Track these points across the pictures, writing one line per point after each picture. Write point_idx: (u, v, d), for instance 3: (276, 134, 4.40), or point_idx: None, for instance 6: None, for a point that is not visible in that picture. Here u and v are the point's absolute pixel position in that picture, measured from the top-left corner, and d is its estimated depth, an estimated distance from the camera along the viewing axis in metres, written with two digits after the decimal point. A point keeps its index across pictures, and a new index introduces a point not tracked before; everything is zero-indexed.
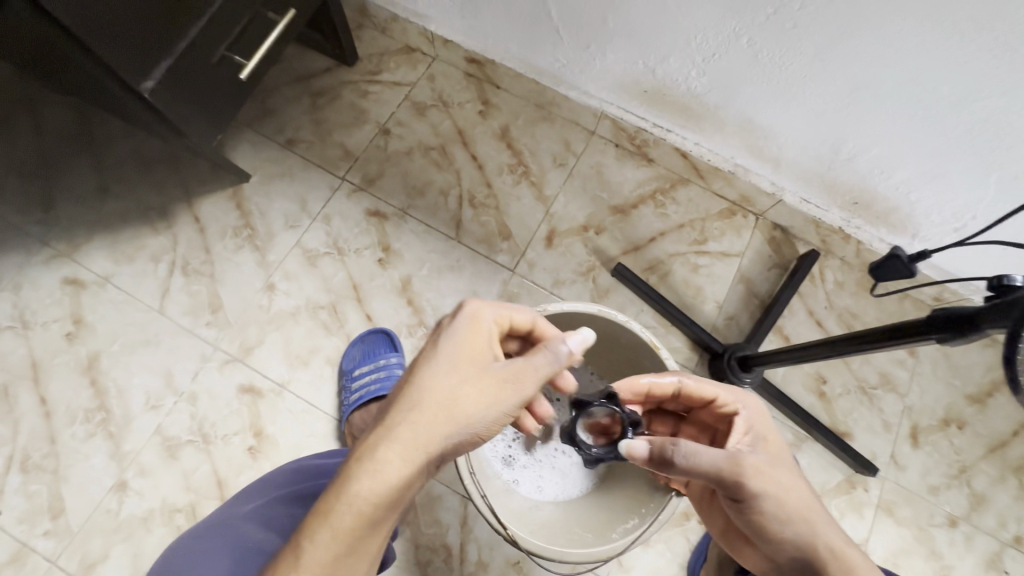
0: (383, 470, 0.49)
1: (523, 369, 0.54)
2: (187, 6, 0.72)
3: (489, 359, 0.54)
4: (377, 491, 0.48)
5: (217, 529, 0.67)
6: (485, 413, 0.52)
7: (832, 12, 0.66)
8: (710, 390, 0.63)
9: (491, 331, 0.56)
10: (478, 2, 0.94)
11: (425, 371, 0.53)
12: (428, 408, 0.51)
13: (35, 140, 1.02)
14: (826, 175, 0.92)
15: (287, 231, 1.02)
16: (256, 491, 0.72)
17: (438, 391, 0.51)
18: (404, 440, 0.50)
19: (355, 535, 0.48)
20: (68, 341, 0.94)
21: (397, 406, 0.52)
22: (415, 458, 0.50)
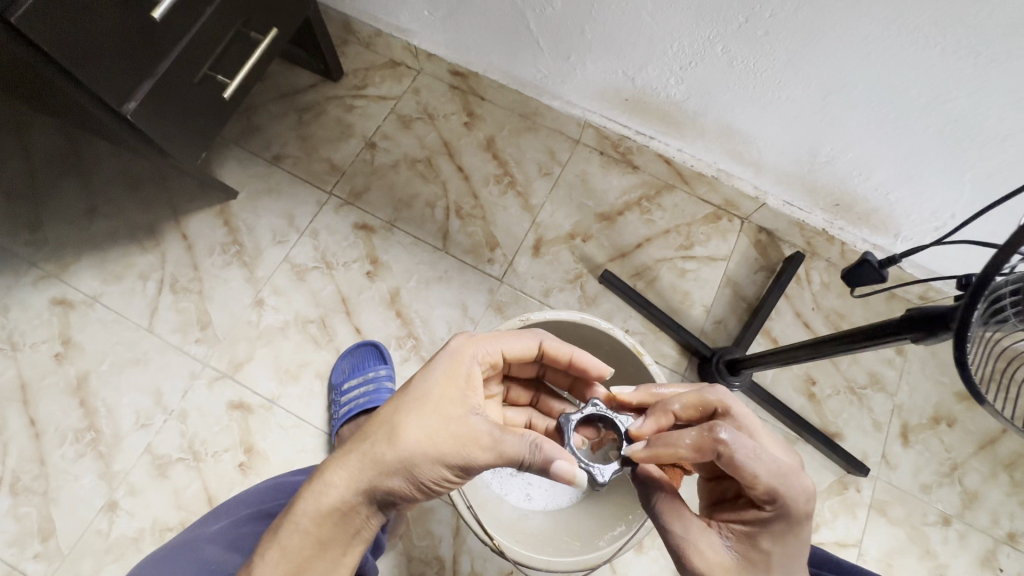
0: (331, 491, 0.51)
1: (487, 438, 0.52)
2: (168, 32, 0.73)
3: (462, 407, 0.54)
4: (323, 510, 0.51)
5: (182, 550, 0.66)
6: (437, 465, 0.52)
7: (798, 20, 0.67)
8: (756, 470, 0.50)
9: (471, 374, 0.56)
10: (458, 16, 0.96)
11: (393, 401, 0.54)
12: (382, 438, 0.52)
13: (22, 162, 1.03)
14: (807, 178, 0.93)
15: (275, 246, 1.02)
16: (224, 511, 0.71)
17: (398, 425, 0.52)
18: (353, 465, 0.52)
19: (301, 554, 0.50)
20: (57, 361, 0.95)
21: (362, 434, 0.54)
22: (362, 487, 0.51)
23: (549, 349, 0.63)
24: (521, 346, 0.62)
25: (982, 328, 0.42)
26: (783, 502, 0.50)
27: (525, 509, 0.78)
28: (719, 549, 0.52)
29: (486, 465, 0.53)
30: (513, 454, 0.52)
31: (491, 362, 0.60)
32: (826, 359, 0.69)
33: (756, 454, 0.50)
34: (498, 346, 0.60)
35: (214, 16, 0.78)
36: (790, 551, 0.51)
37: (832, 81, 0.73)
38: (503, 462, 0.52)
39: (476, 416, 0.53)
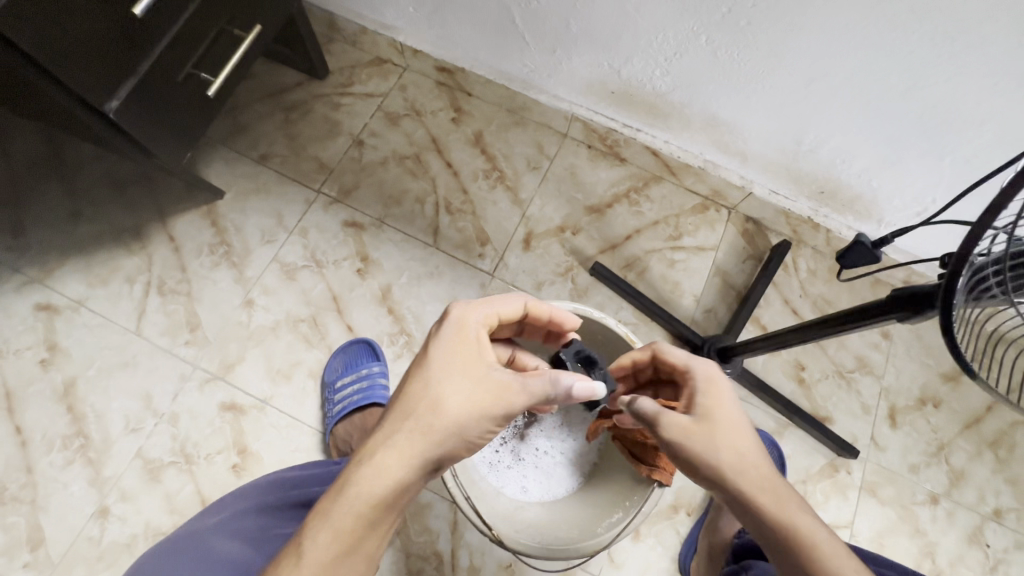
0: (381, 471, 0.50)
1: (517, 384, 0.54)
2: (150, 30, 0.72)
3: (486, 367, 0.55)
4: (376, 491, 0.49)
5: (187, 541, 0.65)
6: (480, 422, 0.53)
7: (780, 11, 0.68)
8: (675, 353, 0.63)
9: (480, 337, 0.57)
10: (444, 12, 0.96)
11: (418, 377, 0.54)
12: (422, 411, 0.52)
13: (2, 166, 1.01)
14: (792, 166, 0.94)
15: (264, 246, 1.01)
16: (224, 504, 0.70)
17: (434, 395, 0.53)
18: (400, 443, 0.51)
19: (355, 535, 0.48)
20: (43, 367, 0.93)
21: (397, 412, 0.53)
22: (412, 458, 0.51)
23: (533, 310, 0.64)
24: (512, 309, 0.62)
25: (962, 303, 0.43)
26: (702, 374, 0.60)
27: (523, 501, 0.79)
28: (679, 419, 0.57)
29: (520, 411, 0.55)
30: (541, 391, 0.54)
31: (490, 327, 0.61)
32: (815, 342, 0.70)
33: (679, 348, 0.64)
34: (496, 309, 0.60)
35: (196, 13, 0.77)
36: (726, 403, 0.58)
37: (815, 69, 0.74)
38: (536, 402, 0.55)
39: (499, 373, 0.55)
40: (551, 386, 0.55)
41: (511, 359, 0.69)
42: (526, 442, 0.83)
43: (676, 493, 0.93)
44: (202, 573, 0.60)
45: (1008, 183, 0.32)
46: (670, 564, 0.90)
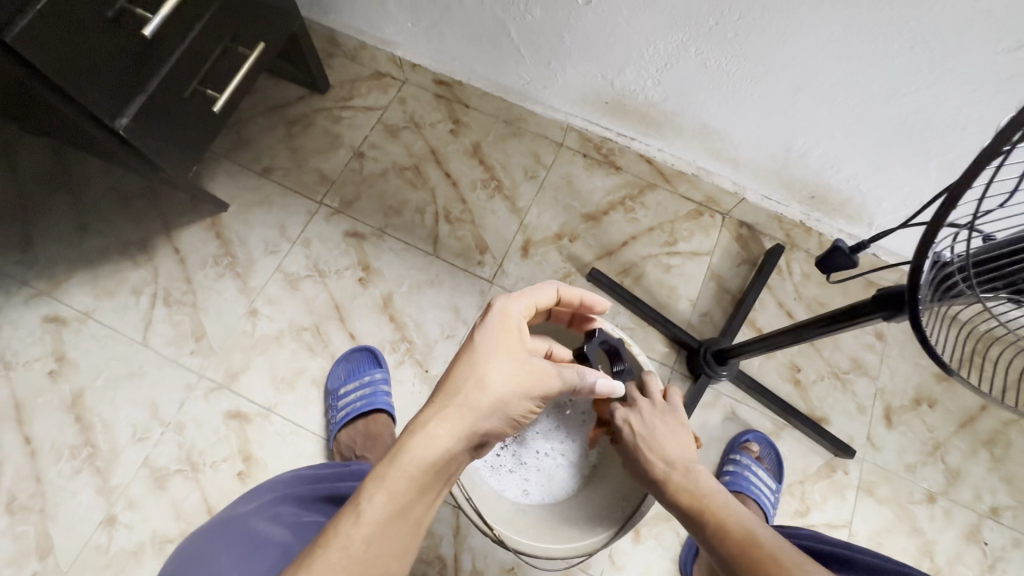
0: (435, 439, 0.51)
1: (552, 368, 0.59)
2: (158, 49, 0.75)
3: (526, 352, 0.58)
4: (430, 457, 0.50)
5: (224, 527, 0.66)
6: (522, 401, 0.57)
7: (766, 23, 0.71)
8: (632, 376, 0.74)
9: (522, 325, 0.60)
10: (442, 28, 0.99)
11: (469, 358, 0.56)
12: (470, 388, 0.55)
13: (11, 182, 1.03)
14: (782, 171, 0.97)
15: (268, 256, 1.04)
16: (257, 493, 0.72)
17: (482, 374, 0.55)
18: (453, 415, 0.53)
19: (408, 500, 0.48)
20: (51, 379, 0.95)
21: (446, 390, 0.55)
22: (464, 432, 0.53)
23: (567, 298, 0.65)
24: (547, 297, 0.64)
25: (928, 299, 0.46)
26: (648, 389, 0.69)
27: (523, 504, 0.80)
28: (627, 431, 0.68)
29: (553, 394, 0.59)
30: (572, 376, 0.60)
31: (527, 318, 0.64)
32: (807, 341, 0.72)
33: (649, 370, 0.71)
34: (534, 299, 0.63)
35: (202, 32, 0.80)
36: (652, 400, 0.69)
37: (802, 77, 0.77)
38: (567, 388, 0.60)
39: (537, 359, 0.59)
40: (579, 376, 0.60)
41: (548, 353, 0.69)
42: (527, 444, 0.84)
43: None
44: (246, 548, 0.60)
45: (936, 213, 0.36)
46: (671, 566, 0.91)
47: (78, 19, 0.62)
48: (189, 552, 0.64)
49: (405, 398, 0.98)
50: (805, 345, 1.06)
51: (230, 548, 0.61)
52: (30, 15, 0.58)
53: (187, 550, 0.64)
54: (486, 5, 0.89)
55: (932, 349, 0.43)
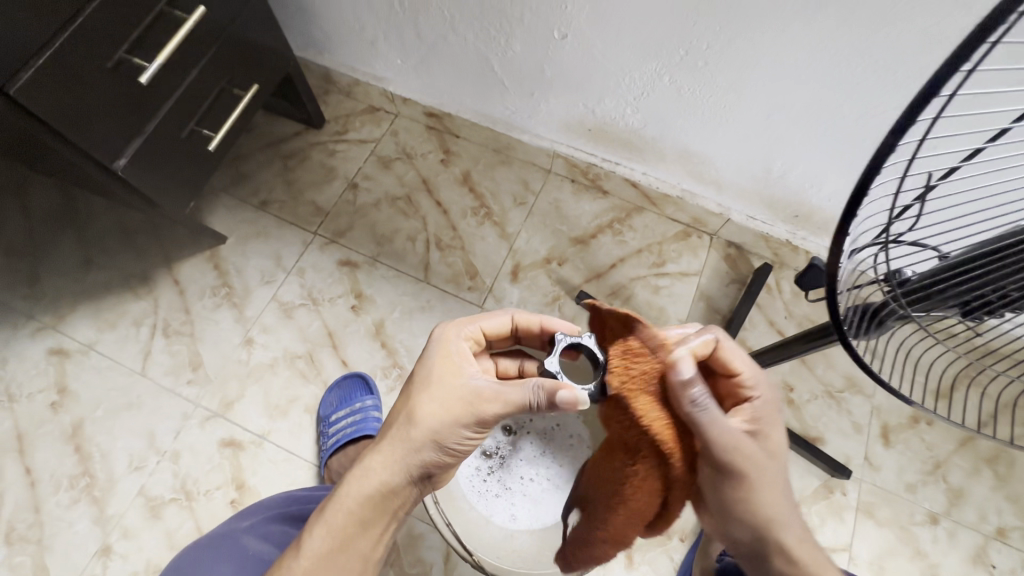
0: (367, 477, 0.56)
1: (490, 392, 0.55)
2: (154, 95, 0.79)
3: (461, 376, 0.56)
4: (362, 494, 0.55)
5: (219, 540, 0.69)
6: (455, 429, 0.55)
7: (733, 51, 0.74)
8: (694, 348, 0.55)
9: (461, 351, 0.58)
10: (429, 64, 1.03)
11: (406, 391, 0.57)
12: (401, 421, 0.56)
13: (22, 220, 1.08)
14: (765, 192, 0.98)
15: (264, 286, 1.07)
16: (253, 508, 0.73)
17: (411, 408, 0.55)
18: (385, 453, 0.56)
19: (344, 533, 0.55)
20: (53, 410, 0.97)
21: (386, 424, 0.58)
22: (395, 466, 0.55)
23: (523, 323, 0.63)
24: (497, 323, 0.63)
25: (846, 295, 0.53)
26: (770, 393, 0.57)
27: (510, 530, 0.79)
28: (755, 445, 0.52)
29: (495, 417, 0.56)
30: (519, 399, 0.54)
31: (479, 344, 0.63)
32: (799, 357, 0.72)
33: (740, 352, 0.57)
34: (479, 326, 0.62)
35: (198, 76, 0.85)
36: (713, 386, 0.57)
37: (773, 102, 0.79)
38: (514, 411, 0.55)
39: (477, 381, 0.56)
40: (532, 396, 0.54)
41: (520, 371, 0.68)
42: (512, 469, 0.82)
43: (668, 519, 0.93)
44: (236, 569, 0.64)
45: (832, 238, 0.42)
46: None
47: (78, 71, 0.67)
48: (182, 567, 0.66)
49: None
50: (797, 364, 1.05)
51: (223, 573, 0.64)
52: (33, 70, 0.62)
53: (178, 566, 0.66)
54: (470, 41, 0.93)
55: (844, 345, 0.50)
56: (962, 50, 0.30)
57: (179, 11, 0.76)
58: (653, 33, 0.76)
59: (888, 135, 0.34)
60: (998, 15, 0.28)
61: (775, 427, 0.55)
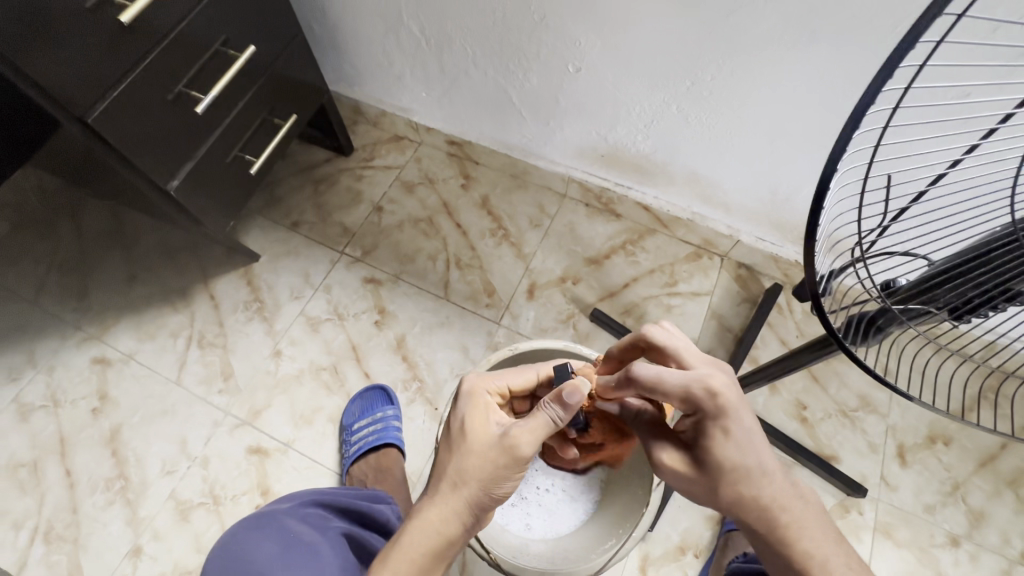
0: (426, 522, 0.56)
1: (517, 428, 0.57)
2: (205, 124, 0.87)
3: (494, 428, 0.58)
4: (424, 540, 0.55)
5: (258, 521, 0.68)
6: (502, 474, 0.56)
7: (735, 82, 0.79)
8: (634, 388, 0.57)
9: (488, 402, 0.61)
10: (452, 95, 1.11)
11: (449, 446, 0.59)
12: (451, 473, 0.57)
13: (75, 239, 1.16)
14: (772, 214, 1.01)
15: (293, 301, 1.13)
16: (285, 498, 0.75)
17: (458, 460, 0.57)
18: (440, 499, 0.57)
19: None
20: (94, 415, 1.03)
21: (434, 478, 0.59)
22: (451, 512, 0.56)
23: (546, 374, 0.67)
24: (522, 379, 0.66)
25: (840, 307, 0.56)
26: (710, 406, 0.53)
27: (526, 539, 0.79)
28: (672, 452, 0.57)
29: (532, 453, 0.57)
30: (540, 423, 0.56)
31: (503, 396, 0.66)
32: (807, 366, 0.73)
33: (673, 372, 0.54)
34: (506, 381, 0.65)
35: (245, 107, 0.93)
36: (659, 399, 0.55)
37: (775, 127, 0.84)
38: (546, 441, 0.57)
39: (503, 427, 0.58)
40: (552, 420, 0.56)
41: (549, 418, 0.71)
42: (529, 479, 0.83)
43: (682, 534, 0.94)
44: (283, 544, 0.63)
45: (809, 252, 0.46)
46: None
47: (144, 100, 0.75)
48: (225, 567, 0.62)
49: (414, 434, 1.03)
50: (809, 383, 1.06)
51: (270, 549, 0.62)
52: (107, 100, 0.71)
53: (219, 568, 0.62)
54: (490, 75, 1.01)
55: (842, 349, 0.53)
56: (884, 76, 0.34)
57: (231, 50, 0.84)
58: (659, 65, 0.82)
59: (835, 157, 0.39)
60: (910, 43, 0.33)
61: (711, 436, 0.54)
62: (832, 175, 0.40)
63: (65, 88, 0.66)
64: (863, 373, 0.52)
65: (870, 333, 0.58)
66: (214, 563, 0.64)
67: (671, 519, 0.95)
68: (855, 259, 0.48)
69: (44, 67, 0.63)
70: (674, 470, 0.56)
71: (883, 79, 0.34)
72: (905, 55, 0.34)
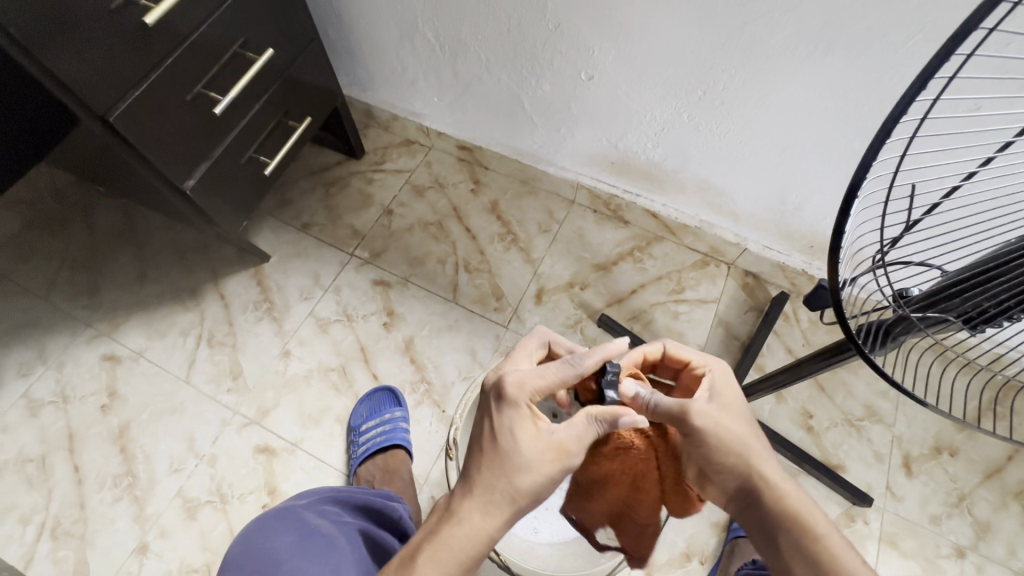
0: (479, 531, 0.54)
1: (574, 443, 0.56)
2: (221, 124, 0.88)
3: (548, 436, 0.56)
4: (475, 546, 0.54)
5: (275, 513, 0.68)
6: (553, 485, 0.56)
7: (748, 91, 0.80)
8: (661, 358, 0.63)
9: (538, 411, 0.56)
10: (464, 100, 1.12)
11: (504, 455, 0.55)
12: (508, 485, 0.54)
13: (87, 236, 1.17)
14: (781, 223, 1.02)
15: (302, 302, 1.13)
16: (300, 495, 0.75)
17: (515, 471, 0.54)
18: (494, 509, 0.54)
19: None
20: (103, 412, 1.03)
21: (483, 483, 0.55)
22: (502, 522, 0.55)
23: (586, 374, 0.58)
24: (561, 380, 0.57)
25: (856, 314, 0.56)
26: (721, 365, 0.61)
27: (532, 543, 0.78)
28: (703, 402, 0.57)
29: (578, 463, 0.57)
30: (595, 436, 0.56)
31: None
32: (815, 375, 0.74)
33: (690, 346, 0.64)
34: (550, 384, 0.57)
35: (261, 108, 0.94)
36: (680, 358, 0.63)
37: (787, 137, 0.84)
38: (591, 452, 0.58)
39: (558, 435, 0.56)
40: (603, 424, 0.55)
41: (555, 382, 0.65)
42: None
43: (688, 541, 0.94)
44: (301, 535, 0.63)
45: (831, 257, 0.46)
46: None
47: (163, 100, 0.76)
48: (243, 554, 0.62)
49: (421, 436, 1.03)
50: (815, 392, 1.07)
51: (288, 541, 0.62)
52: (129, 100, 0.72)
53: (237, 555, 0.62)
54: (503, 81, 1.02)
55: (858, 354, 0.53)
56: (917, 85, 0.35)
57: (250, 52, 0.86)
58: (674, 73, 0.83)
59: (861, 165, 0.39)
60: (947, 53, 0.33)
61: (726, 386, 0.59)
62: (857, 184, 0.40)
63: (89, 87, 0.67)
64: (880, 378, 0.52)
65: (886, 339, 0.58)
66: (230, 553, 0.63)
67: (676, 525, 0.96)
68: (873, 266, 0.48)
69: (70, 65, 0.64)
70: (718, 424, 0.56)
71: (913, 94, 0.35)
72: (940, 68, 0.34)
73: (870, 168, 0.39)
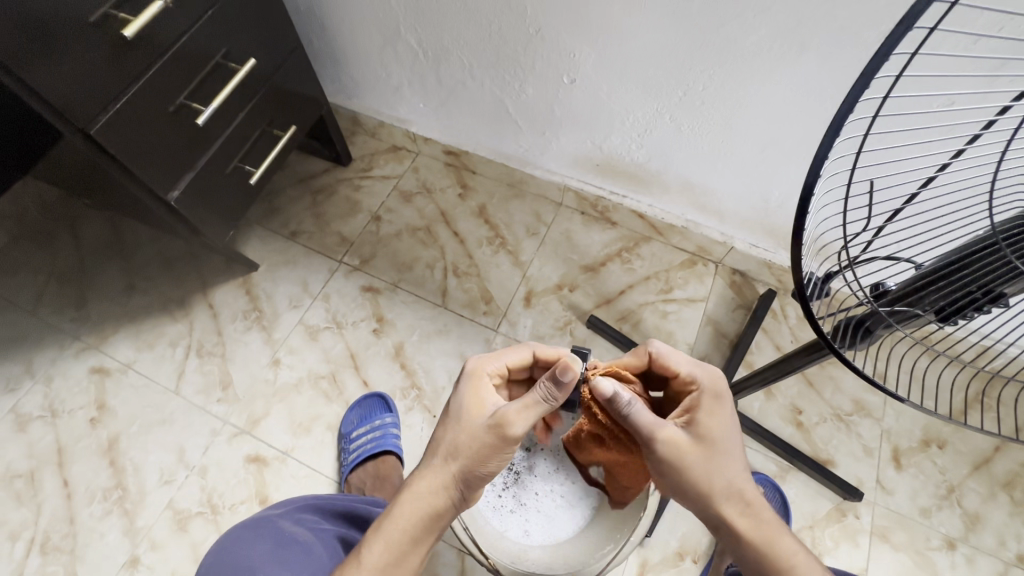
0: (417, 496, 0.58)
1: (513, 413, 0.57)
2: (205, 135, 0.88)
3: (491, 408, 0.59)
4: (415, 511, 0.57)
5: (252, 523, 0.68)
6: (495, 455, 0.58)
7: (726, 92, 0.81)
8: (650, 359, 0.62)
9: (485, 382, 0.61)
10: (450, 106, 1.12)
11: (445, 424, 0.60)
12: (445, 450, 0.58)
13: (74, 249, 1.17)
14: (765, 221, 1.03)
15: (291, 310, 1.13)
16: (280, 503, 0.75)
17: (452, 439, 0.59)
18: (432, 473, 0.58)
19: (397, 548, 0.56)
20: (92, 425, 1.03)
21: (428, 450, 0.60)
22: (441, 486, 0.58)
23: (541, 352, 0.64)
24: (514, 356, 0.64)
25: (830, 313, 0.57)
26: (711, 387, 0.59)
27: (524, 546, 0.76)
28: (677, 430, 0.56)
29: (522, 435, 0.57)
30: (533, 405, 0.56)
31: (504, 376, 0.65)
32: (801, 371, 0.74)
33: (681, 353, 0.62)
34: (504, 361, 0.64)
35: (245, 118, 0.94)
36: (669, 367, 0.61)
37: (765, 136, 0.85)
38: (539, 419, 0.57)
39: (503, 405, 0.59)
40: (546, 398, 0.56)
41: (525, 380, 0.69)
42: (527, 485, 0.79)
43: (681, 540, 0.94)
44: (275, 543, 0.63)
45: (796, 257, 0.47)
46: None
47: (144, 113, 0.76)
48: (216, 564, 0.61)
49: (413, 441, 1.03)
50: (804, 388, 1.07)
51: (262, 549, 0.62)
52: (112, 113, 0.72)
53: (211, 564, 0.62)
54: (487, 86, 1.02)
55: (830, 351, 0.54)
56: (861, 84, 0.36)
57: (233, 63, 0.86)
58: (653, 75, 0.84)
59: (814, 166, 0.40)
60: (888, 52, 0.34)
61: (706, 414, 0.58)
62: (814, 183, 0.41)
63: (69, 101, 0.67)
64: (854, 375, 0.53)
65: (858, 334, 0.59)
66: (205, 564, 0.63)
67: (669, 524, 0.96)
68: (842, 264, 0.49)
69: (53, 80, 0.64)
70: (676, 450, 0.56)
71: (859, 92, 0.36)
72: (878, 69, 0.35)
73: (824, 167, 0.40)
